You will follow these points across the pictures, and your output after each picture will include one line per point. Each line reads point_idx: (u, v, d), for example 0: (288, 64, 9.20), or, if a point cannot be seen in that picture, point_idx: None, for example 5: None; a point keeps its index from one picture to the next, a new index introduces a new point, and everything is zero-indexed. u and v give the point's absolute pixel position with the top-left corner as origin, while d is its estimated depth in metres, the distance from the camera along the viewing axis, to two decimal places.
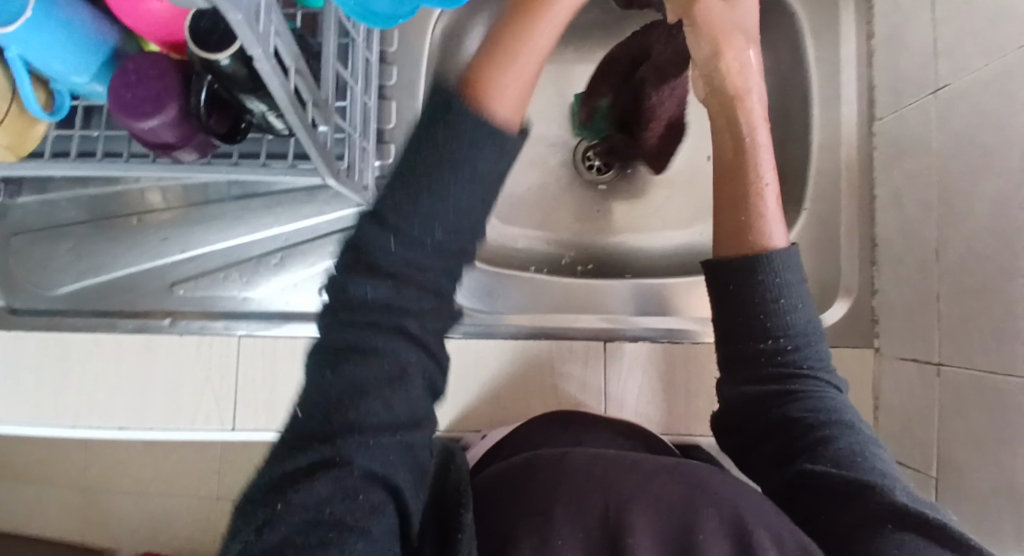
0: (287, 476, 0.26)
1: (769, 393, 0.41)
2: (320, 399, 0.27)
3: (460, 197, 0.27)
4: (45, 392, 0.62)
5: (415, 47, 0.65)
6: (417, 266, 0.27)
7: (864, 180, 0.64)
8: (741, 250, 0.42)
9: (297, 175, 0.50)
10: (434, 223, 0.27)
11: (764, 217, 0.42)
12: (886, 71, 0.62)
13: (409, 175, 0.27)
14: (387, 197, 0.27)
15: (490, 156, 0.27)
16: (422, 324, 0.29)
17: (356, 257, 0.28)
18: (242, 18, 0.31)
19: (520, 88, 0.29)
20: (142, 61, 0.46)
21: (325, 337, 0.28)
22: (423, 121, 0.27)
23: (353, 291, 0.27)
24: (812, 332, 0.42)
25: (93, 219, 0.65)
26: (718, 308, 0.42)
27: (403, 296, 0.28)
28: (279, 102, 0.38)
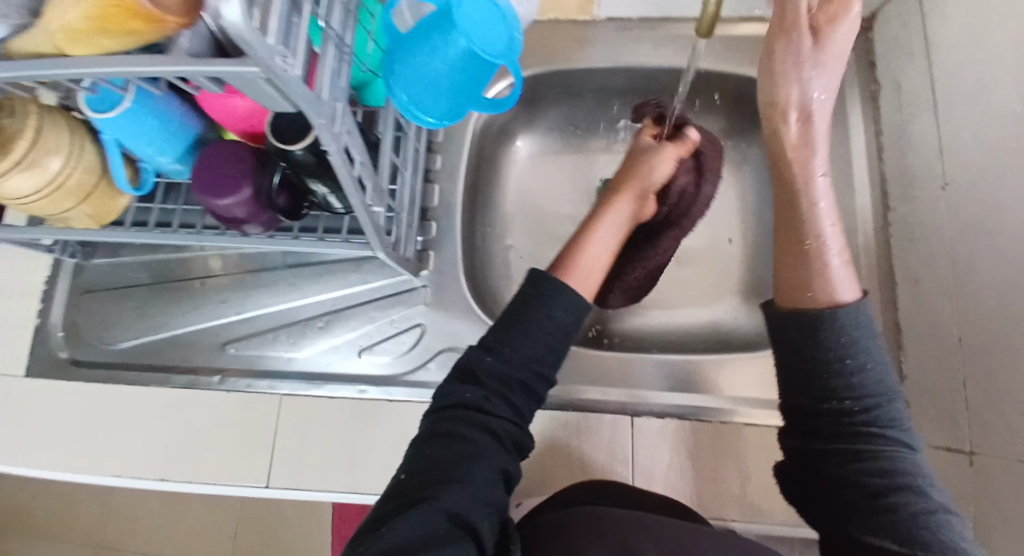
0: (399, 510, 0.37)
1: (839, 449, 0.43)
2: (428, 463, 0.40)
3: (538, 340, 0.46)
4: (96, 443, 0.66)
5: (458, 136, 0.72)
6: (504, 379, 0.45)
7: (884, 265, 0.66)
8: (799, 304, 0.46)
9: (350, 249, 0.56)
10: (521, 352, 0.46)
11: (828, 269, 0.46)
12: (896, 164, 0.66)
13: (507, 327, 0.47)
14: (493, 339, 0.47)
15: (563, 309, 0.47)
16: (501, 423, 0.44)
17: (468, 376, 0.46)
18: (323, 122, 0.37)
19: (588, 272, 0.55)
20: (222, 148, 0.53)
21: (438, 422, 0.43)
22: (528, 289, 0.48)
23: (462, 396, 0.44)
24: (885, 393, 0.44)
25: (157, 281, 0.71)
26: (786, 364, 0.46)
27: (492, 400, 0.44)
28: (345, 188, 0.44)
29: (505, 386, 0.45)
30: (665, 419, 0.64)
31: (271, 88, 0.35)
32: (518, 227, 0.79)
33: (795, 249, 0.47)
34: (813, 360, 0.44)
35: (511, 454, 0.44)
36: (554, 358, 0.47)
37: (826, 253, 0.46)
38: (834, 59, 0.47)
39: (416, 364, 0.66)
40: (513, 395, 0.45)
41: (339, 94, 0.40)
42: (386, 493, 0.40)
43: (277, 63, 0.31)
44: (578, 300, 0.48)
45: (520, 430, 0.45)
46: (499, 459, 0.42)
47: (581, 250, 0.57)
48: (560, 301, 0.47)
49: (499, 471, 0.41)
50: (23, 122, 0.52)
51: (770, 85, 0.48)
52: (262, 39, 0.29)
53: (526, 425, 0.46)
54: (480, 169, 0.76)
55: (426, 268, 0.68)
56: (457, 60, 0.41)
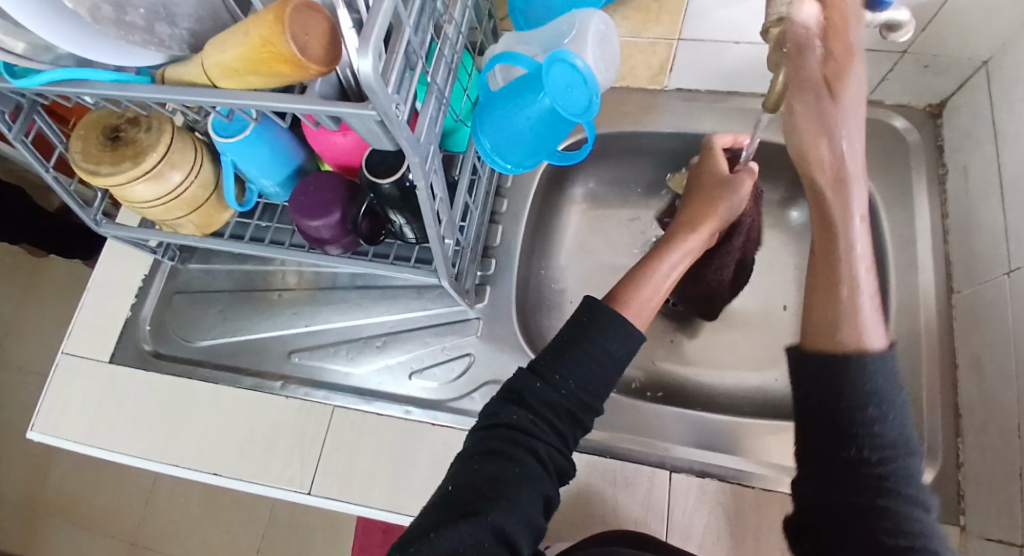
0: (449, 519, 0.40)
1: (851, 505, 0.41)
2: (476, 477, 0.43)
3: (589, 371, 0.48)
4: (164, 430, 0.71)
5: (526, 183, 0.77)
6: (553, 406, 0.47)
7: (945, 346, 0.64)
8: (828, 347, 0.44)
9: (416, 275, 0.61)
10: (570, 381, 0.47)
11: (859, 315, 0.44)
12: (962, 247, 0.66)
13: (558, 354, 0.49)
14: (546, 366, 0.48)
15: (618, 340, 0.49)
16: (546, 448, 0.46)
17: (515, 398, 0.48)
18: (418, 160, 0.42)
19: (645, 304, 0.56)
20: (322, 178, 0.61)
21: (487, 440, 0.46)
22: (583, 311, 0.50)
23: (510, 418, 0.47)
24: (907, 454, 0.42)
25: (241, 289, 0.78)
26: (806, 407, 0.45)
27: (539, 426, 0.46)
28: (425, 219, 0.49)
29: (551, 413, 0.47)
30: (704, 478, 0.64)
31: (379, 129, 0.41)
32: (572, 273, 0.83)
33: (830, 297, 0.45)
34: (831, 406, 0.43)
35: (552, 478, 0.46)
36: (603, 390, 0.49)
37: (858, 298, 0.45)
38: (856, 127, 0.42)
39: (461, 392, 0.68)
40: (559, 422, 0.47)
41: (434, 139, 0.45)
42: (429, 503, 0.43)
43: (392, 110, 0.37)
44: (631, 335, 0.49)
45: (563, 458, 0.47)
46: (543, 485, 0.44)
47: (645, 279, 0.57)
48: (616, 335, 0.49)
49: (541, 495, 0.44)
50: (158, 137, 0.59)
51: (800, 144, 0.42)
52: (384, 88, 0.35)
53: (568, 453, 0.48)
54: (542, 216, 0.81)
55: (481, 302, 0.72)
56: (539, 120, 0.46)
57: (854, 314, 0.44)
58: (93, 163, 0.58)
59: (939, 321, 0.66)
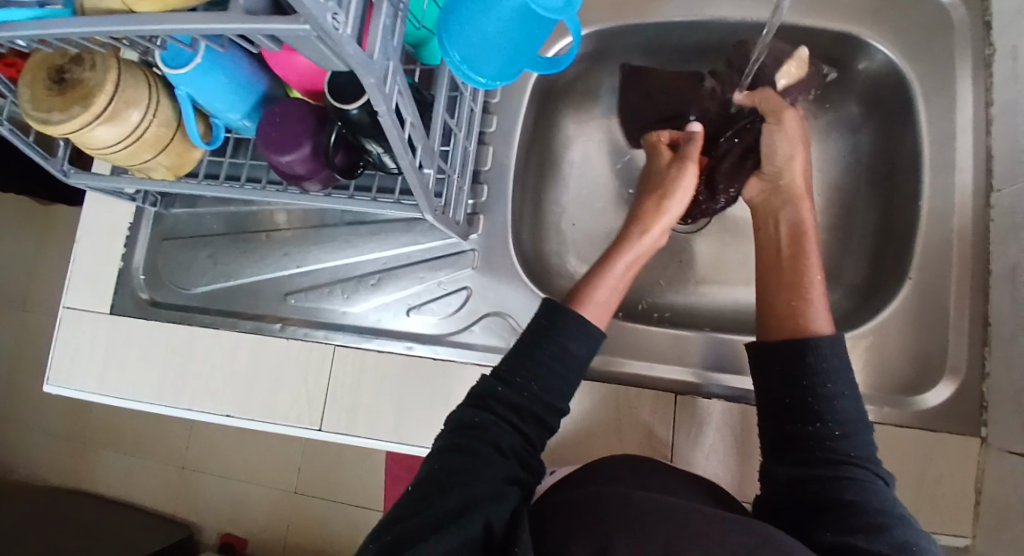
0: (412, 512, 0.43)
1: (816, 473, 0.46)
2: (439, 472, 0.46)
3: (553, 372, 0.53)
4: (174, 377, 0.72)
5: (516, 97, 0.70)
6: (515, 409, 0.51)
7: (978, 252, 0.59)
8: (799, 328, 0.53)
9: (399, 209, 0.57)
10: (530, 383, 0.52)
11: (813, 305, 0.55)
12: (1007, 140, 0.58)
13: (520, 359, 0.54)
14: (507, 372, 0.53)
15: (577, 341, 0.54)
16: (510, 443, 0.49)
17: (480, 402, 0.52)
18: (374, 81, 0.37)
19: (602, 308, 0.58)
20: (287, 107, 0.55)
21: (453, 439, 0.49)
22: (545, 314, 0.56)
23: (471, 418, 0.50)
24: (861, 429, 0.48)
25: (230, 232, 0.75)
26: (769, 399, 0.51)
27: (502, 424, 0.50)
28: (394, 149, 0.44)
29: (515, 412, 0.51)
30: (711, 400, 0.63)
31: (324, 49, 0.35)
32: (573, 193, 0.77)
33: (796, 281, 0.57)
34: (795, 389, 0.50)
35: (520, 466, 0.49)
36: (566, 390, 0.54)
37: (811, 286, 0.56)
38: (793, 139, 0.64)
39: (461, 326, 0.67)
40: (522, 419, 0.51)
41: (394, 53, 0.40)
42: (398, 502, 0.45)
43: (328, 23, 0.31)
44: (592, 332, 0.55)
45: (529, 451, 0.50)
46: (508, 470, 0.47)
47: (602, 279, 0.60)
48: (578, 335, 0.54)
49: (508, 479, 0.46)
50: (104, 74, 0.53)
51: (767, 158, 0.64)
52: None
53: (536, 449, 0.51)
54: (537, 132, 0.75)
55: (475, 232, 0.68)
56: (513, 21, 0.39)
57: (811, 304, 0.55)
58: (43, 110, 0.53)
59: (974, 226, 0.60)
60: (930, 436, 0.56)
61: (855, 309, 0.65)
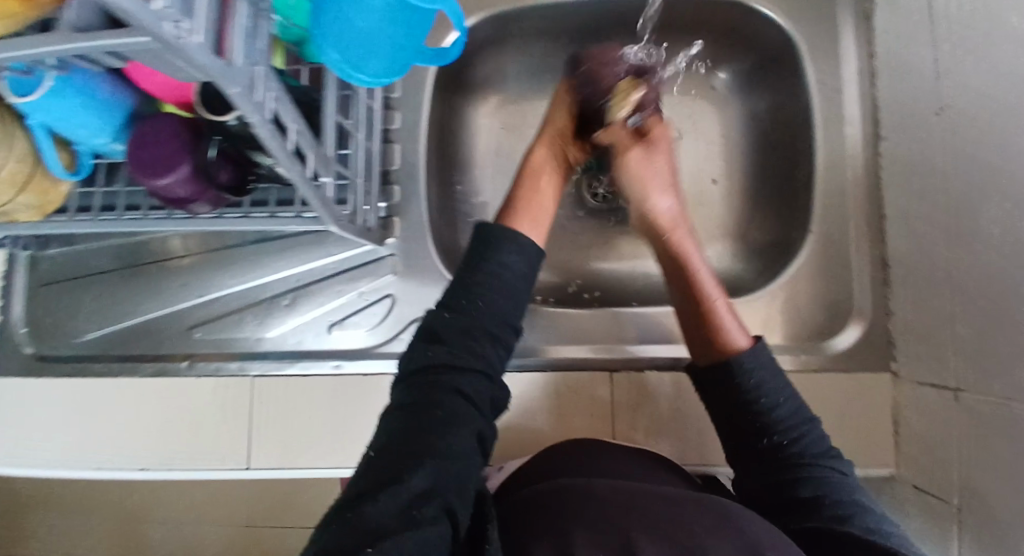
0: (373, 492, 0.37)
1: (778, 480, 0.48)
2: (399, 434, 0.41)
3: (495, 288, 0.49)
4: (72, 436, 0.64)
5: (418, 90, 0.67)
6: (463, 331, 0.47)
7: (872, 200, 0.63)
8: (715, 355, 0.53)
9: (301, 223, 0.52)
10: (477, 303, 0.48)
11: (723, 326, 0.54)
12: (888, 91, 0.62)
13: (462, 282, 0.49)
14: (450, 297, 0.48)
15: (515, 257, 0.50)
16: (468, 381, 0.44)
17: (429, 337, 0.47)
18: (239, 91, 0.33)
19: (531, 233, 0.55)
20: (155, 122, 0.49)
21: (410, 390, 0.44)
22: (477, 235, 0.51)
23: (424, 360, 0.45)
24: (807, 422, 0.50)
25: (120, 267, 0.67)
26: (720, 420, 0.52)
27: (454, 356, 0.45)
28: (278, 162, 0.40)
29: (467, 338, 0.46)
30: (646, 373, 0.63)
31: (171, 60, 0.31)
32: (491, 182, 0.75)
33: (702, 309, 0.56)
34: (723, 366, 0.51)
35: (485, 411, 0.45)
36: (515, 306, 0.49)
37: (718, 309, 0.55)
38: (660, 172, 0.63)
39: (390, 336, 0.64)
40: (478, 346, 0.46)
41: (262, 58, 0.36)
42: (357, 476, 0.39)
43: (165, 31, 0.27)
44: (527, 247, 0.51)
45: (491, 381, 0.46)
46: (475, 418, 0.43)
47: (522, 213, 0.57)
48: (512, 249, 0.50)
49: (474, 432, 0.42)
50: None
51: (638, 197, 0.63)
52: (145, 5, 0.25)
53: (497, 377, 0.47)
54: (444, 124, 0.72)
55: (392, 236, 0.65)
56: (382, 26, 0.37)
57: (719, 326, 0.54)
58: None
59: (866, 175, 0.63)
60: (848, 378, 0.60)
61: (769, 267, 0.67)
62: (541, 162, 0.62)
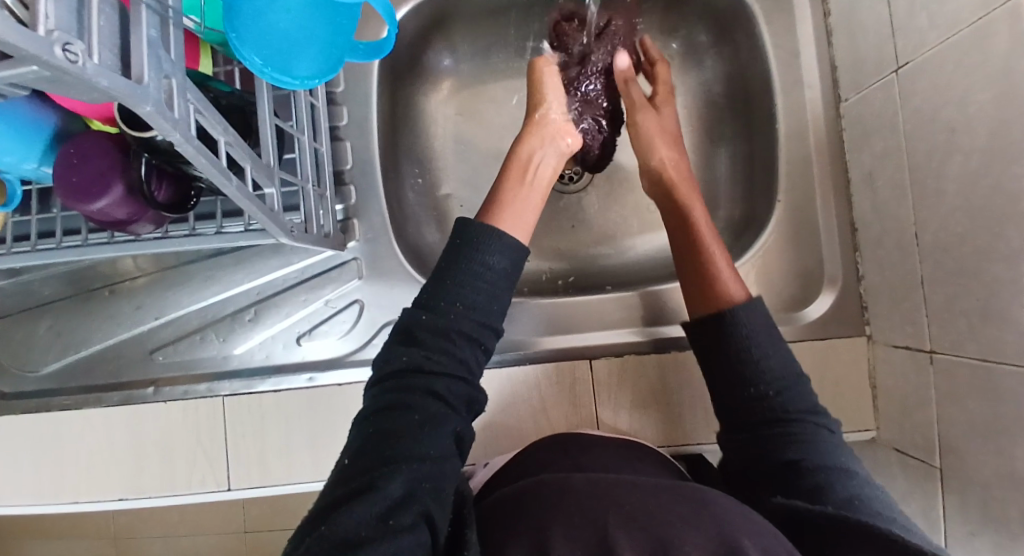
0: (343, 500, 0.36)
1: (762, 435, 0.49)
2: (371, 438, 0.39)
3: (475, 289, 0.45)
4: (41, 474, 0.61)
5: (364, 84, 0.64)
6: (441, 334, 0.43)
7: (836, 163, 0.62)
8: (711, 305, 0.54)
9: (249, 238, 0.50)
10: (455, 306, 0.44)
11: (722, 276, 0.55)
12: (845, 50, 0.60)
13: (439, 279, 0.46)
14: (427, 297, 0.45)
15: (498, 254, 0.47)
16: (446, 385, 0.42)
17: (404, 337, 0.44)
18: (152, 109, 0.31)
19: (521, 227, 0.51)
20: (82, 143, 0.46)
21: (383, 393, 0.42)
22: (456, 232, 0.48)
23: (399, 358, 0.43)
24: (793, 379, 0.50)
25: (74, 293, 0.64)
26: (716, 385, 0.52)
27: (431, 360, 0.42)
28: (210, 179, 0.37)
29: (445, 342, 0.43)
30: (624, 358, 0.63)
31: (72, 87, 0.28)
32: (452, 173, 0.72)
33: (699, 262, 0.57)
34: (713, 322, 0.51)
35: (461, 412, 0.43)
36: (497, 307, 0.46)
37: (716, 261, 0.56)
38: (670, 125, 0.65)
39: (361, 342, 0.62)
40: (457, 348, 0.43)
41: (173, 69, 0.33)
42: (329, 482, 0.38)
43: (59, 56, 0.24)
44: (510, 243, 0.47)
45: (470, 385, 0.44)
46: (450, 422, 0.41)
47: (505, 208, 0.52)
48: (493, 248, 0.47)
49: (450, 434, 0.41)
50: None
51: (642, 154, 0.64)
52: (25, 30, 0.23)
53: (476, 381, 0.45)
54: (396, 118, 0.69)
55: (353, 239, 0.63)
56: (291, 32, 0.35)
57: (718, 276, 0.55)
58: None
59: (829, 137, 0.62)
60: (824, 346, 0.59)
61: (740, 238, 0.67)
62: (530, 153, 0.57)
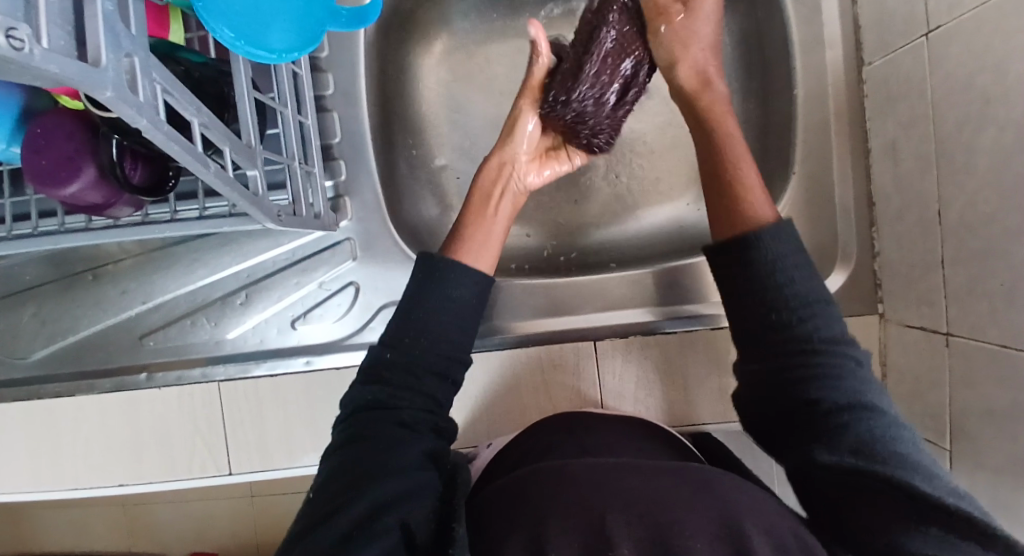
0: (309, 529, 0.37)
1: (783, 372, 0.44)
2: (340, 469, 0.41)
3: (439, 322, 0.47)
4: (40, 462, 0.61)
5: (351, 48, 0.60)
6: (412, 365, 0.45)
7: (855, 131, 0.59)
8: (734, 225, 0.49)
9: (234, 223, 0.46)
10: (422, 335, 0.46)
11: (749, 189, 0.50)
12: (871, 7, 0.56)
13: (405, 313, 0.47)
14: (393, 334, 0.47)
15: (458, 283, 0.48)
16: (412, 413, 0.44)
17: (371, 375, 0.46)
18: (113, 94, 0.27)
19: (486, 254, 0.51)
20: (47, 121, 0.42)
21: (352, 427, 0.43)
22: (421, 274, 0.49)
23: (365, 397, 0.44)
24: (817, 304, 0.46)
25: (57, 278, 0.62)
26: (738, 315, 0.48)
27: (397, 394, 0.44)
28: (185, 164, 0.34)
29: (412, 377, 0.45)
30: (629, 337, 0.61)
31: (20, 73, 0.25)
32: (450, 142, 0.68)
33: (722, 175, 0.51)
34: (738, 260, 0.48)
35: (432, 437, 0.44)
36: (465, 337, 0.48)
37: (743, 170, 0.51)
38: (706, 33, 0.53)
39: (360, 325, 0.60)
40: (422, 381, 0.45)
41: (134, 46, 0.30)
42: (301, 513, 0.40)
43: (2, 44, 0.21)
44: (474, 275, 0.48)
45: (437, 415, 0.45)
46: (419, 443, 0.43)
47: (469, 233, 0.52)
48: (455, 278, 0.48)
49: (419, 455, 0.42)
50: None
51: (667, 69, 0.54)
52: None
53: (444, 409, 0.46)
54: (386, 85, 0.65)
55: (345, 218, 0.60)
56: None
57: (743, 186, 0.50)
58: None
59: (849, 103, 0.59)
60: None
61: None
62: (490, 185, 0.55)
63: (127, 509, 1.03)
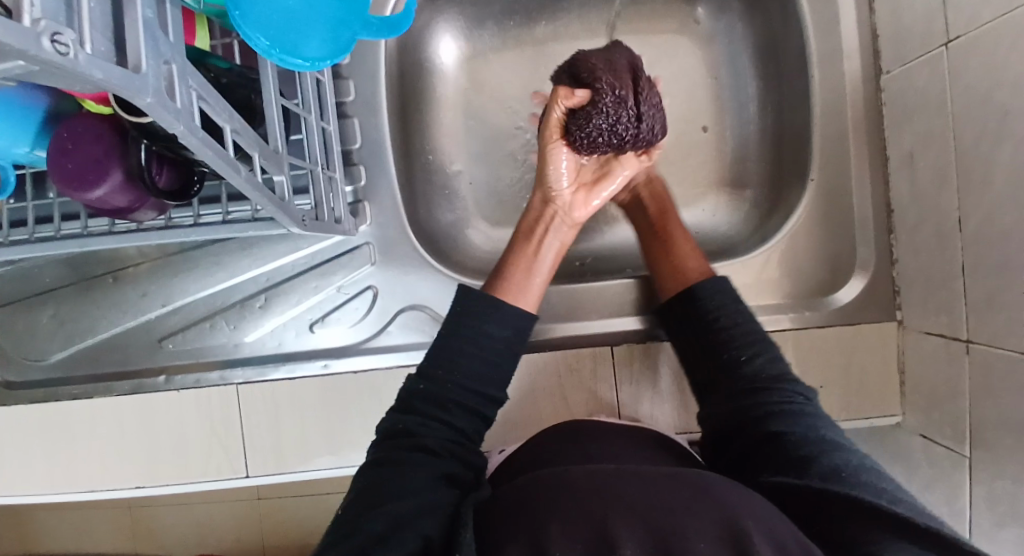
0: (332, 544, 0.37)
1: (745, 405, 0.48)
2: (361, 490, 0.41)
3: (472, 357, 0.47)
4: (56, 464, 0.61)
5: (372, 56, 0.60)
6: (439, 398, 0.46)
7: (873, 140, 0.59)
8: (677, 282, 0.58)
9: (257, 227, 0.46)
10: (440, 369, 0.47)
11: (683, 252, 0.59)
12: (889, 17, 0.56)
13: (438, 347, 0.48)
14: (426, 366, 0.47)
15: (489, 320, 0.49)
16: (436, 441, 0.44)
17: (398, 406, 0.47)
18: (153, 100, 0.28)
19: (531, 293, 0.53)
20: (75, 125, 0.43)
21: (382, 450, 0.44)
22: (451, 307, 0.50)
23: (395, 424, 0.45)
24: (768, 349, 0.51)
25: (76, 280, 0.62)
26: (699, 356, 0.54)
27: (425, 424, 0.45)
28: (218, 170, 0.34)
29: (440, 410, 0.46)
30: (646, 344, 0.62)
31: (63, 78, 0.25)
32: (466, 149, 0.69)
33: (663, 244, 0.61)
34: (690, 307, 0.55)
35: (455, 462, 0.44)
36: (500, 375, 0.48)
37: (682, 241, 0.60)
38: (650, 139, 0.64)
39: (376, 329, 0.60)
40: (449, 413, 0.46)
41: (172, 52, 0.30)
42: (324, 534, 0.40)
43: (48, 48, 0.21)
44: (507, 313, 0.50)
45: (465, 448, 0.46)
46: (439, 466, 0.43)
47: (511, 267, 0.55)
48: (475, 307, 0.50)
49: (437, 476, 0.42)
50: None
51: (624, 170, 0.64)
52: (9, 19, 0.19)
53: (470, 442, 0.46)
54: (404, 91, 0.65)
55: (363, 223, 0.60)
56: (298, 9, 0.32)
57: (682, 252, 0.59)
58: None
59: (866, 112, 0.59)
60: (852, 329, 0.58)
61: (767, 218, 0.64)
62: (534, 225, 0.58)
63: (133, 511, 1.03)
